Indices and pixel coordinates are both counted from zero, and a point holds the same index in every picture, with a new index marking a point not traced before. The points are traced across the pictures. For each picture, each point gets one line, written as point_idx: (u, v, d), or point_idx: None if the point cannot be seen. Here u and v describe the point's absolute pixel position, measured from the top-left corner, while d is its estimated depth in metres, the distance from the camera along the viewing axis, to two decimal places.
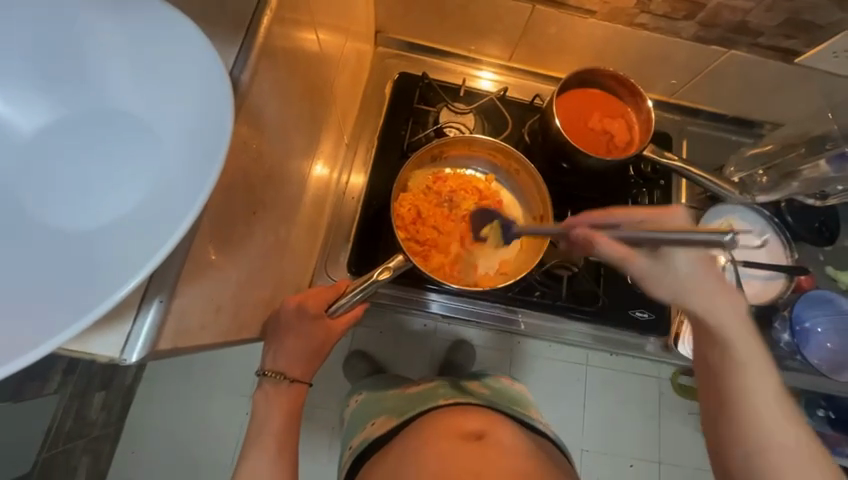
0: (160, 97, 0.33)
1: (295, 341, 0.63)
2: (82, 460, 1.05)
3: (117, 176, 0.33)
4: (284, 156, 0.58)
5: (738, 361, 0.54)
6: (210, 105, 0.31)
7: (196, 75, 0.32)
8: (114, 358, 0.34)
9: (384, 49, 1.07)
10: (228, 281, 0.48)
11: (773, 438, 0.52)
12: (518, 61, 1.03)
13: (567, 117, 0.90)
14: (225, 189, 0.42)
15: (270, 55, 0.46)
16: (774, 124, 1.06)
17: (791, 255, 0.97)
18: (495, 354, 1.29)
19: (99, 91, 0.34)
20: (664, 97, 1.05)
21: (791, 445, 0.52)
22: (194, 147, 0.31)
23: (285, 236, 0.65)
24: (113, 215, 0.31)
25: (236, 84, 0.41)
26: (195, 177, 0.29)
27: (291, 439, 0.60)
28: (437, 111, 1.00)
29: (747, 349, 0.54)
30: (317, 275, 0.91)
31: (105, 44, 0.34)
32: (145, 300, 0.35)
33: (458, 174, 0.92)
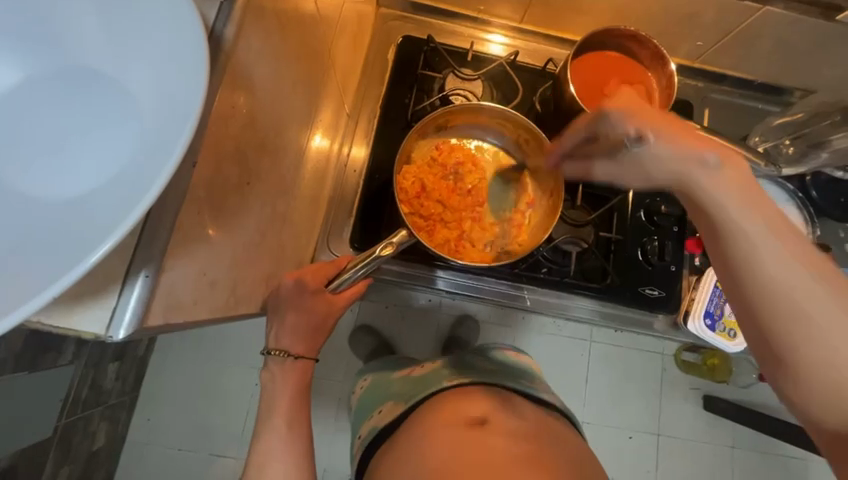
0: (130, 49, 0.30)
1: (297, 317, 0.62)
2: (101, 426, 1.08)
3: (91, 138, 0.30)
4: (280, 124, 0.54)
5: (782, 291, 0.42)
6: (184, 58, 0.28)
7: (167, 24, 0.29)
8: (100, 335, 0.33)
9: (387, 10, 1.00)
10: (223, 255, 0.46)
11: (829, 362, 0.41)
12: (530, 21, 0.96)
13: (583, 83, 0.84)
14: (215, 156, 0.39)
15: (259, 9, 0.42)
16: (804, 91, 0.99)
17: (813, 232, 0.92)
18: (499, 330, 1.28)
19: (65, 43, 0.31)
20: (687, 61, 0.98)
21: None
22: (168, 106, 0.28)
23: (284, 209, 0.63)
24: (87, 180, 0.29)
25: (219, 39, 0.37)
26: (170, 138, 0.26)
27: (303, 414, 0.60)
28: (442, 77, 0.94)
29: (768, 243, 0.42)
30: (319, 251, 0.89)
31: None
32: (130, 274, 0.33)
33: (463, 145, 0.88)
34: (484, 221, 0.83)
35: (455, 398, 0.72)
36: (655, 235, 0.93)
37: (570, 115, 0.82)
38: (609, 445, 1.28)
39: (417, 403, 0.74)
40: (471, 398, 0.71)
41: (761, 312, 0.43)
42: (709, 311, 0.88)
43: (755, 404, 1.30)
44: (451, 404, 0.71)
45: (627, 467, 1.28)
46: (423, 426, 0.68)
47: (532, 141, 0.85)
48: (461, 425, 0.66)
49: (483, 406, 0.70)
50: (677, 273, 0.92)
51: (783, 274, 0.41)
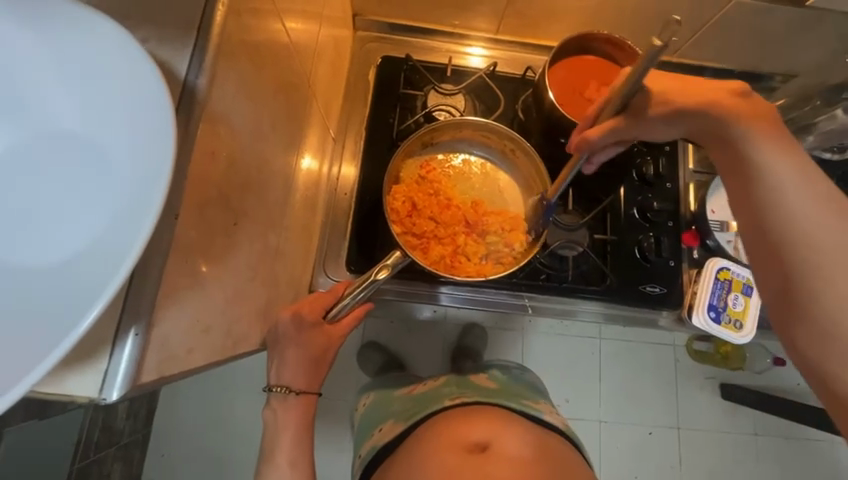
0: (101, 113, 0.30)
1: (298, 350, 0.62)
2: (114, 467, 1.07)
3: (69, 205, 0.30)
4: (264, 158, 0.55)
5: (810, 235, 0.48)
6: (152, 120, 0.28)
7: (133, 86, 0.29)
8: (94, 398, 0.33)
9: (364, 33, 1.02)
10: (215, 298, 0.46)
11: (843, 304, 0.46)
12: (505, 32, 0.97)
13: (562, 88, 0.84)
14: (197, 204, 0.40)
15: (232, 53, 0.43)
16: (786, 75, 0.99)
17: None
18: (505, 336, 1.28)
19: (41, 113, 0.31)
20: (666, 57, 0.99)
21: None
22: (140, 169, 0.28)
23: (275, 241, 0.63)
24: (67, 248, 0.29)
25: (192, 90, 0.38)
26: (144, 200, 0.27)
27: (304, 453, 0.60)
28: (424, 95, 0.95)
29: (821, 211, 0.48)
30: (317, 276, 0.89)
31: (35, 61, 0.30)
32: (119, 335, 0.33)
33: (449, 158, 0.88)
34: (477, 232, 0.83)
35: (457, 420, 0.73)
36: (650, 231, 0.93)
37: (552, 121, 0.83)
38: (627, 445, 1.26)
39: (416, 424, 0.77)
40: (472, 420, 0.73)
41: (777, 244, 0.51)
42: (713, 304, 0.87)
43: (771, 390, 1.28)
44: (454, 425, 0.73)
45: (645, 466, 1.25)
46: (427, 448, 0.71)
47: (518, 151, 0.85)
48: (463, 450, 0.69)
49: (485, 431, 0.72)
50: (677, 268, 0.92)
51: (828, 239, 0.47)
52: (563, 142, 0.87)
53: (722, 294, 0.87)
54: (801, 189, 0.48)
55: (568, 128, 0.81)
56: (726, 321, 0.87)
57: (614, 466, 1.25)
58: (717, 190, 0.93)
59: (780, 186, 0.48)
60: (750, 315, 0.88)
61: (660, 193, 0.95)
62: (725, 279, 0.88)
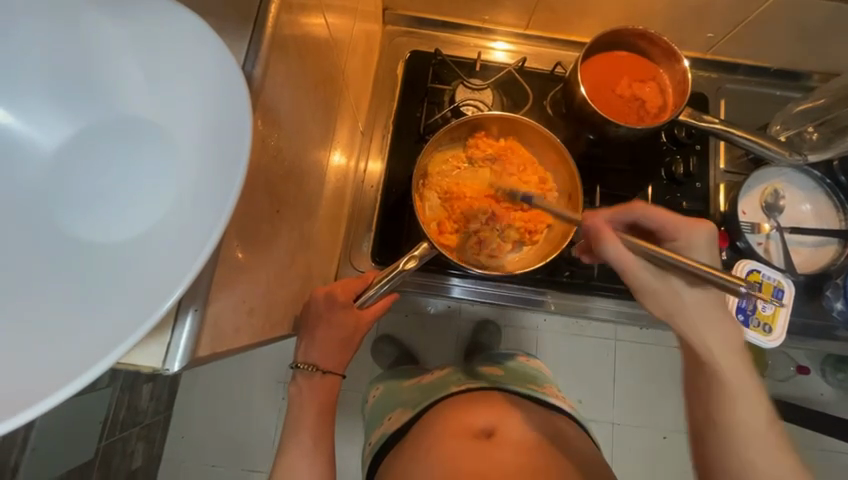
0: (174, 101, 0.32)
1: (325, 331, 0.63)
2: (137, 446, 1.13)
3: (140, 186, 0.32)
4: (303, 150, 0.57)
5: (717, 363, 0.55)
6: (229, 109, 0.30)
7: (207, 77, 0.31)
8: (157, 368, 0.35)
9: (393, 28, 1.02)
10: (258, 282, 0.47)
11: (742, 418, 0.53)
12: (536, 27, 0.97)
13: (594, 84, 0.84)
14: (248, 190, 0.41)
15: (281, 46, 0.44)
16: (825, 74, 0.96)
17: (843, 220, 0.90)
18: (523, 334, 1.28)
19: (113, 99, 0.33)
20: (699, 54, 0.97)
21: (758, 432, 0.53)
22: (216, 154, 0.29)
23: (309, 231, 0.65)
24: (140, 228, 0.31)
25: (249, 80, 0.39)
26: (221, 182, 0.28)
27: (326, 433, 0.61)
28: (452, 89, 0.95)
29: (700, 330, 0.54)
30: (342, 266, 0.91)
31: (113, 50, 0.32)
32: (180, 311, 0.35)
33: (484, 149, 0.86)
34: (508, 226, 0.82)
35: (462, 405, 0.75)
36: None
37: (583, 118, 0.83)
38: (642, 445, 1.25)
39: (426, 408, 0.79)
40: (480, 405, 0.75)
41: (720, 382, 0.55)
42: (741, 306, 0.86)
43: (794, 399, 1.25)
44: (457, 410, 0.75)
45: (659, 467, 1.24)
46: (434, 435, 0.71)
47: (547, 147, 0.85)
48: (468, 437, 0.69)
49: (490, 417, 0.73)
50: None
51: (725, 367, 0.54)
52: (593, 138, 0.87)
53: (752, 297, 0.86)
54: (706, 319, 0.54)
55: (599, 126, 0.81)
56: (755, 324, 0.86)
57: (631, 466, 1.24)
58: (748, 192, 0.91)
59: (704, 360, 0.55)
60: (780, 320, 0.85)
61: (689, 193, 0.94)
62: (755, 281, 0.86)
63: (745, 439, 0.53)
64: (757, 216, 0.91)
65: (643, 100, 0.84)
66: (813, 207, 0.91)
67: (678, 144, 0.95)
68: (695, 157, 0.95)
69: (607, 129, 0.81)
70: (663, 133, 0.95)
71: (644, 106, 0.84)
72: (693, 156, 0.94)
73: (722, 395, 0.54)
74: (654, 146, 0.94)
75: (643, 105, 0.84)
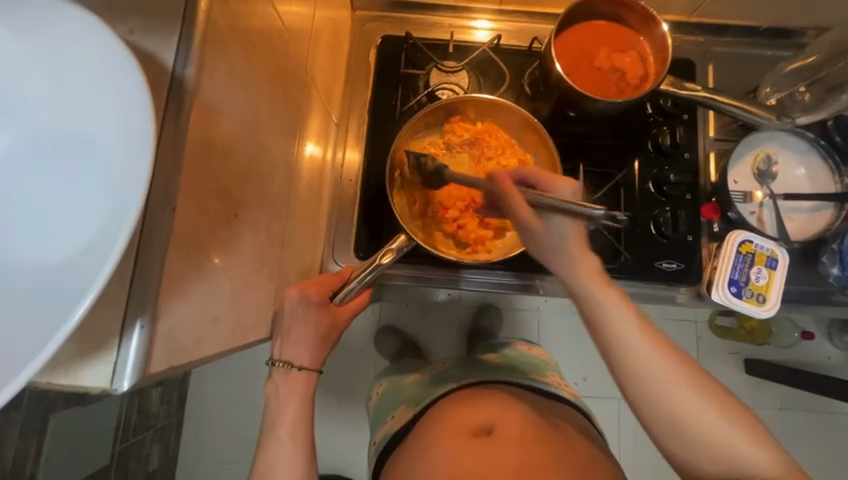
0: (88, 108, 0.30)
1: (304, 331, 0.63)
2: (153, 448, 1.16)
3: (61, 203, 0.31)
4: (263, 148, 0.55)
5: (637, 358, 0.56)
6: (136, 111, 0.28)
7: (114, 82, 0.29)
8: (107, 388, 0.34)
9: (362, 13, 0.98)
10: (221, 290, 0.47)
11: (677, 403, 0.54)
12: (510, 1, 0.93)
13: (570, 58, 0.80)
14: (196, 197, 0.40)
15: (219, 42, 0.42)
16: (819, 29, 0.91)
17: (839, 182, 0.86)
18: (521, 317, 1.27)
19: (31, 112, 0.32)
20: (683, 17, 0.93)
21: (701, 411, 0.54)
22: (128, 161, 0.28)
23: (280, 231, 0.63)
24: (59, 247, 0.29)
25: (181, 81, 0.37)
26: (130, 195, 0.26)
27: (307, 430, 0.60)
28: (426, 73, 0.92)
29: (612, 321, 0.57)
30: (326, 263, 0.90)
31: (21, 59, 0.31)
32: (126, 326, 0.34)
33: (462, 134, 0.83)
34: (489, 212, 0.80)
35: (462, 402, 0.75)
36: (667, 206, 0.89)
37: (560, 94, 0.79)
38: None
39: (428, 405, 0.79)
40: (481, 400, 0.74)
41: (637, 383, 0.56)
42: (734, 278, 0.84)
43: (798, 365, 1.23)
44: (458, 409, 0.74)
45: None
46: (434, 433, 0.71)
47: (525, 126, 0.82)
48: (468, 435, 0.69)
49: (490, 412, 0.72)
50: (695, 243, 0.88)
51: (645, 359, 0.56)
52: (573, 115, 0.84)
53: (744, 268, 0.84)
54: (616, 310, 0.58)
55: (577, 101, 0.78)
56: (749, 295, 0.84)
57: (637, 442, 1.25)
58: (740, 158, 0.88)
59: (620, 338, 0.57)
60: (774, 288, 0.84)
61: (677, 165, 0.90)
62: (748, 252, 0.84)
63: (695, 429, 0.54)
64: (750, 183, 0.88)
65: (623, 71, 0.80)
66: (807, 171, 0.88)
67: (663, 115, 0.91)
68: (682, 127, 0.91)
69: (586, 104, 0.78)
70: (648, 105, 0.92)
71: (623, 77, 0.80)
72: (680, 126, 0.91)
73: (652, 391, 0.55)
74: (639, 118, 0.91)
75: (622, 76, 0.80)
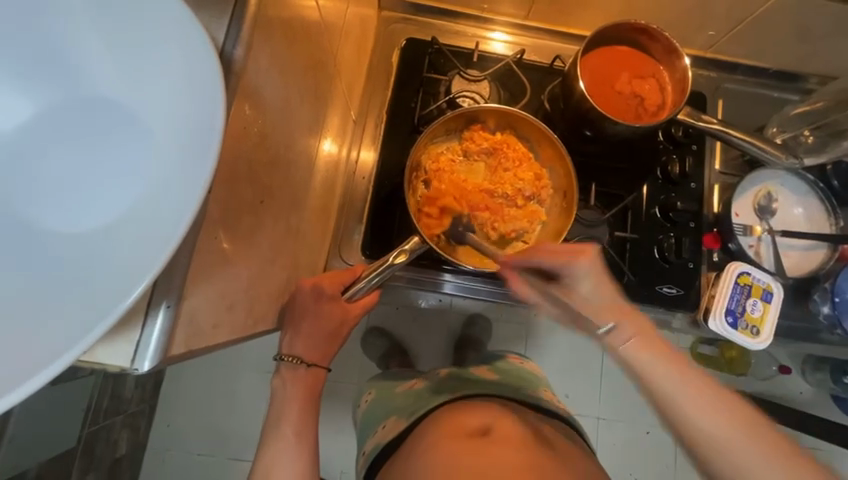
0: (145, 79, 0.29)
1: (311, 326, 0.61)
2: (122, 434, 1.10)
3: (106, 174, 0.30)
4: (290, 138, 0.54)
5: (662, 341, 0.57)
6: (203, 89, 0.27)
7: (179, 57, 0.28)
8: (126, 368, 0.33)
9: (390, 14, 0.99)
10: (239, 277, 0.45)
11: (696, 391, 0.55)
12: (536, 18, 0.94)
13: (594, 80, 0.82)
14: (228, 180, 0.39)
15: (266, 25, 0.41)
16: (825, 77, 0.96)
17: (834, 224, 0.90)
18: (511, 329, 1.28)
19: (78, 76, 0.31)
20: (700, 51, 0.96)
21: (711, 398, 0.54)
22: (187, 139, 0.27)
23: (295, 222, 0.62)
24: (103, 218, 0.28)
25: (229, 61, 0.36)
26: (191, 172, 0.26)
27: (309, 425, 0.59)
28: (448, 79, 0.92)
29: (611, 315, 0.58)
30: (331, 258, 0.89)
31: (75, 21, 0.30)
32: (151, 306, 0.33)
33: (479, 143, 0.84)
34: (495, 228, 0.80)
35: (457, 411, 0.73)
36: (671, 232, 0.91)
37: (581, 114, 0.81)
38: (626, 442, 1.27)
39: (421, 417, 0.76)
40: (475, 409, 0.73)
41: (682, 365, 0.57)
42: (731, 308, 0.86)
43: (775, 398, 1.26)
44: (454, 415, 0.72)
45: (640, 463, 1.26)
46: (429, 440, 0.69)
47: (544, 141, 0.84)
48: (465, 437, 0.67)
49: (485, 417, 0.71)
50: (695, 270, 0.90)
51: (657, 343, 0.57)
52: (590, 135, 0.85)
53: (741, 299, 0.86)
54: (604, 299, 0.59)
55: (596, 122, 0.79)
56: (744, 326, 0.86)
57: (613, 460, 1.26)
58: (744, 192, 0.91)
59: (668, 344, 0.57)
60: (768, 320, 0.86)
61: (685, 193, 0.93)
62: (744, 284, 0.86)
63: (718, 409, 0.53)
64: (751, 218, 0.91)
65: (642, 98, 0.82)
66: (805, 211, 0.91)
67: (674, 144, 0.94)
68: (691, 157, 0.94)
69: (605, 126, 0.79)
70: (660, 132, 0.94)
71: (642, 104, 0.82)
72: (689, 156, 0.93)
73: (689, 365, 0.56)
74: (651, 145, 0.93)
75: (641, 102, 0.82)
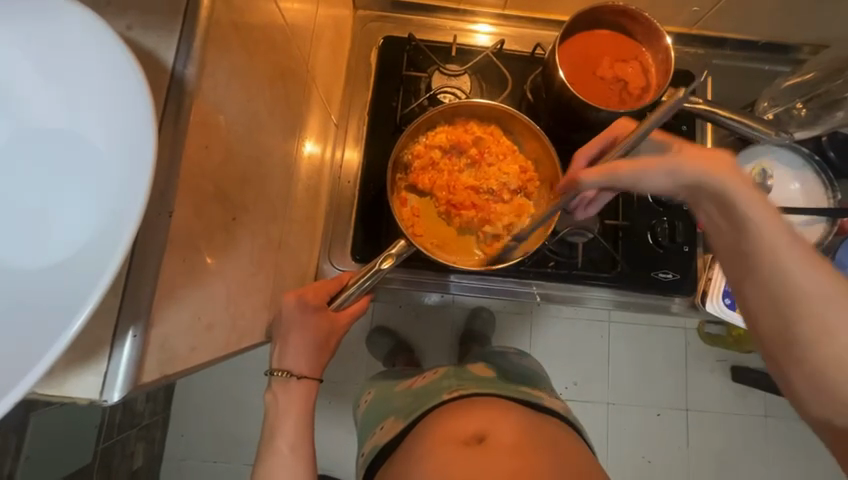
0: (84, 107, 0.29)
1: (300, 337, 0.61)
2: (138, 447, 1.13)
3: (53, 207, 0.29)
4: (262, 149, 0.53)
5: (797, 295, 0.43)
6: (138, 115, 0.27)
7: (113, 82, 0.27)
8: (96, 399, 0.33)
9: (365, 12, 0.97)
10: (216, 295, 0.45)
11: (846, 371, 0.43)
12: (513, 7, 0.92)
13: (574, 66, 0.80)
14: (192, 201, 0.38)
15: (221, 39, 0.40)
16: (815, 46, 0.93)
17: (832, 197, 0.87)
18: (513, 321, 1.27)
19: (20, 110, 0.30)
20: (685, 29, 0.93)
21: None
22: (126, 168, 0.26)
23: (277, 234, 0.62)
24: (50, 252, 0.28)
25: (182, 81, 0.36)
26: (129, 202, 0.25)
27: (305, 436, 0.59)
28: (428, 76, 0.91)
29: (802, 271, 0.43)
30: (322, 264, 0.89)
31: (16, 53, 0.29)
32: (117, 336, 0.33)
33: (462, 137, 0.82)
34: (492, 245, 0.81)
35: (454, 411, 0.73)
36: (664, 216, 0.89)
37: (563, 102, 0.79)
38: (635, 425, 1.26)
39: (418, 418, 0.76)
40: (470, 410, 0.73)
41: (789, 320, 0.44)
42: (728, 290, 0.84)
43: None
44: (450, 419, 0.72)
45: (650, 444, 1.26)
46: (425, 446, 0.69)
47: (526, 132, 0.82)
48: (460, 444, 0.68)
49: (481, 420, 0.71)
50: (691, 253, 0.88)
51: (810, 293, 0.43)
52: (575, 123, 0.83)
53: None
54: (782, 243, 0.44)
55: (579, 110, 0.78)
56: None
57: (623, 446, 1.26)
58: None
59: (794, 280, 0.43)
60: None
61: None
62: None
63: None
64: None
65: (625, 82, 0.80)
66: (802, 186, 0.89)
67: (664, 126, 0.91)
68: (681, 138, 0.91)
69: (588, 113, 0.78)
70: None
71: (626, 87, 0.80)
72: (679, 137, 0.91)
73: (807, 324, 0.43)
74: None
75: (625, 86, 0.80)
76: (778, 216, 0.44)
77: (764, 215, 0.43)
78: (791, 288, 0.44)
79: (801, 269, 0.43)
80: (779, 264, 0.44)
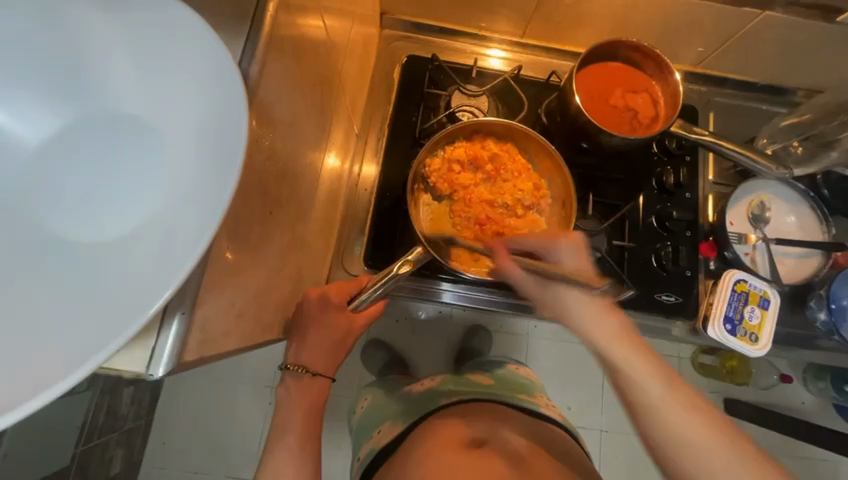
0: (169, 95, 0.31)
1: (315, 335, 0.62)
2: (116, 452, 1.09)
3: (128, 184, 0.31)
4: (297, 151, 0.56)
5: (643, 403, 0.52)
6: (228, 107, 0.29)
7: (204, 76, 0.30)
8: (141, 373, 0.34)
9: (390, 32, 1.02)
10: (247, 286, 0.46)
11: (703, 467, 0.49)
12: (531, 36, 0.98)
13: (589, 94, 0.85)
14: (240, 192, 0.40)
15: (279, 45, 0.43)
16: (809, 91, 1.00)
17: (827, 231, 0.92)
18: (512, 340, 1.28)
19: (100, 93, 0.32)
20: (691, 66, 0.99)
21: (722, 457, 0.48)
22: (210, 154, 0.29)
23: (300, 233, 0.63)
24: (125, 226, 0.29)
25: (245, 79, 0.38)
26: (216, 183, 0.28)
27: (314, 435, 0.59)
28: (448, 95, 0.95)
29: (638, 374, 0.53)
30: (333, 270, 0.90)
31: (106, 44, 0.32)
32: (167, 313, 0.34)
33: (479, 153, 0.86)
34: None
35: (453, 416, 0.74)
36: (667, 241, 0.93)
37: (577, 126, 0.83)
38: (630, 452, 1.26)
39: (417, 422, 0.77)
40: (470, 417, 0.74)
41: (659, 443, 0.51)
42: (728, 315, 0.87)
43: (778, 407, 1.26)
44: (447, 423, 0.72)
45: (645, 472, 1.25)
46: (424, 448, 0.68)
47: (541, 152, 0.86)
48: (457, 449, 0.67)
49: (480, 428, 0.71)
50: (693, 278, 0.91)
51: (654, 399, 0.52)
52: (586, 147, 0.87)
53: (739, 306, 0.87)
54: (632, 360, 0.54)
55: (592, 134, 0.82)
56: (742, 333, 0.87)
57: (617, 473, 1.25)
58: (737, 203, 0.93)
59: (641, 388, 0.52)
60: (766, 328, 0.88)
61: (679, 203, 0.95)
62: (742, 291, 0.87)
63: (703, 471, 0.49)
64: (745, 227, 0.93)
65: (636, 111, 0.85)
66: (798, 219, 0.93)
67: (669, 155, 0.96)
68: (685, 168, 0.96)
69: (601, 138, 0.82)
70: (654, 144, 0.97)
71: (636, 116, 0.85)
72: (683, 167, 0.96)
73: (659, 432, 0.51)
74: (646, 156, 0.96)
75: (635, 115, 0.85)
76: (628, 338, 0.55)
77: (614, 342, 0.55)
78: (638, 400, 0.52)
79: (649, 381, 0.52)
80: (620, 371, 0.54)
